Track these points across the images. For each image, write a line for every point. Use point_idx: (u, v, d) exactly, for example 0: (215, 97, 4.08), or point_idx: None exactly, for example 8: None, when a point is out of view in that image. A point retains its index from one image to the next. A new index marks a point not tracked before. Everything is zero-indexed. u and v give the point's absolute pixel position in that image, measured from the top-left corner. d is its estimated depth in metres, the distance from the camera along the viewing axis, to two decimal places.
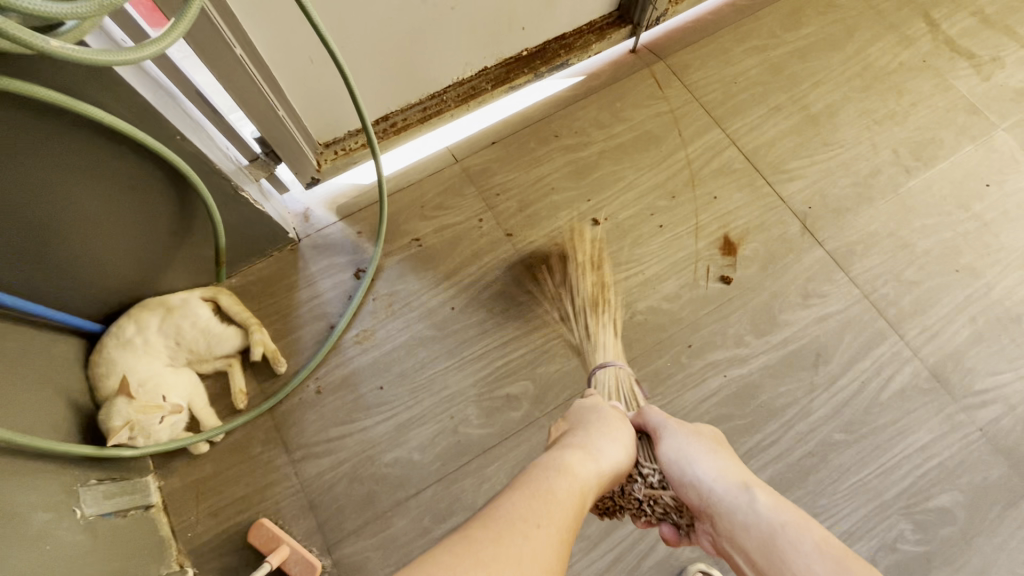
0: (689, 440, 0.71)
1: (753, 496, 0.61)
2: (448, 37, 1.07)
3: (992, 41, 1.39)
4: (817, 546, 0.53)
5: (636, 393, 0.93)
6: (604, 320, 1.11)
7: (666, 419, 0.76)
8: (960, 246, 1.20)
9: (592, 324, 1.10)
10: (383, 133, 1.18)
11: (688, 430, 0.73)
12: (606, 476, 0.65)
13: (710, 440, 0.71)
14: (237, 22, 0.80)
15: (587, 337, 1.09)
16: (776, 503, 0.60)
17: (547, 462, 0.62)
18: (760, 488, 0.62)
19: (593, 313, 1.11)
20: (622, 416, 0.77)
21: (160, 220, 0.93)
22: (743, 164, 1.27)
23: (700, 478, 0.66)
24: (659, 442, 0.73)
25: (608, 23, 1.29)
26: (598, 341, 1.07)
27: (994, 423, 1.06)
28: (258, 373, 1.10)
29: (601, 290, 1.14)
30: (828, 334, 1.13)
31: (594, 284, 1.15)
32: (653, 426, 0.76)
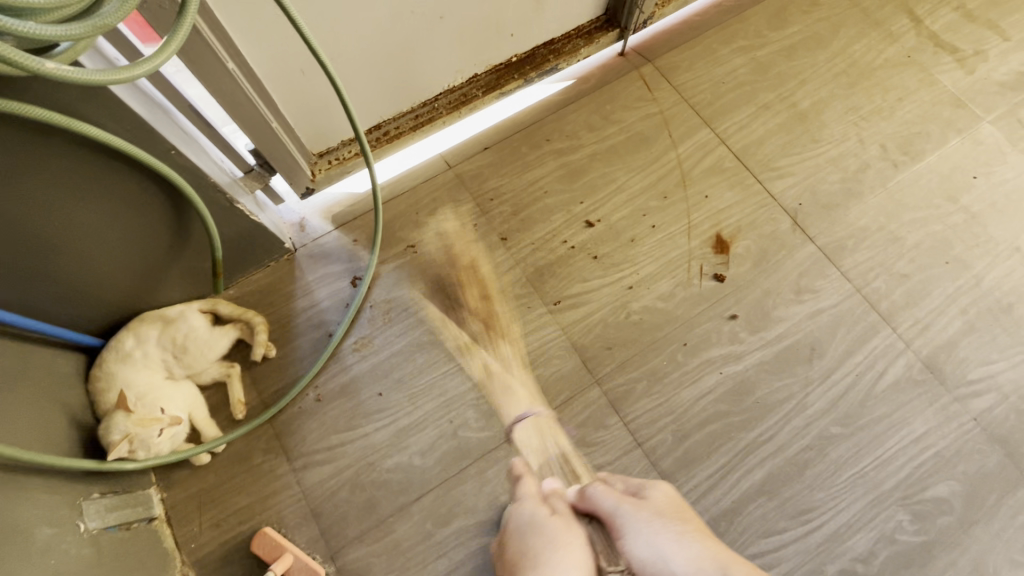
0: (656, 531, 0.63)
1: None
2: (437, 46, 1.08)
3: (975, 35, 1.41)
4: None
5: (568, 454, 1.06)
6: (502, 343, 1.13)
7: (618, 502, 0.69)
8: (949, 238, 1.21)
9: (490, 355, 1.12)
10: (376, 141, 1.19)
11: (650, 516, 0.66)
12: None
13: (664, 512, 0.68)
14: (229, 37, 0.82)
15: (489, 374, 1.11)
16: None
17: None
18: (735, 567, 0.59)
19: (487, 340, 1.14)
20: (568, 519, 0.70)
21: (155, 234, 0.94)
22: (733, 163, 1.28)
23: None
24: (617, 525, 0.66)
25: (596, 27, 1.31)
26: (495, 372, 1.11)
27: (987, 412, 1.08)
28: (258, 383, 1.11)
29: (489, 313, 1.16)
30: (822, 328, 1.14)
31: (480, 303, 1.17)
32: (606, 510, 0.68)
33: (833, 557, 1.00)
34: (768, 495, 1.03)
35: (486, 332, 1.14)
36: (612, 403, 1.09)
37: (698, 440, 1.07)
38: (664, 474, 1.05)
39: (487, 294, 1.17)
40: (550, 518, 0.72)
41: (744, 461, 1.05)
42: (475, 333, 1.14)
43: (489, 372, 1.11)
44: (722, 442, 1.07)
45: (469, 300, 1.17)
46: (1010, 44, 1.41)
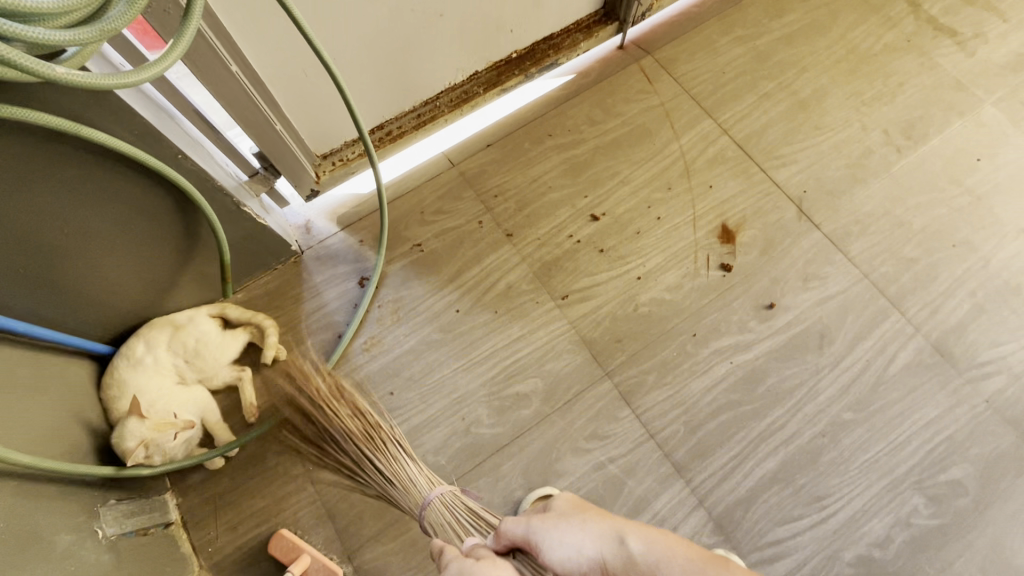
0: (558, 527, 0.60)
1: (632, 547, 0.55)
2: (438, 44, 1.08)
3: (974, 17, 1.41)
4: (690, 561, 0.52)
5: (470, 504, 0.83)
6: (390, 444, 0.88)
7: (528, 522, 0.63)
8: (955, 221, 1.21)
9: (384, 461, 0.86)
10: (379, 141, 1.19)
11: (552, 515, 0.62)
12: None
13: (573, 506, 0.63)
14: (232, 41, 0.82)
15: (390, 482, 0.85)
16: (653, 538, 0.55)
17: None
18: (633, 530, 0.57)
19: (372, 450, 0.87)
20: (486, 557, 0.63)
21: (164, 241, 0.94)
22: (736, 152, 1.28)
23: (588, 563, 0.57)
24: (534, 547, 0.61)
25: (595, 21, 1.31)
26: (401, 473, 0.85)
27: (999, 393, 1.07)
28: (269, 386, 1.11)
29: (364, 417, 0.90)
30: (831, 315, 1.14)
31: (352, 417, 0.89)
32: (522, 535, 0.63)
33: (849, 543, 0.99)
34: (783, 483, 1.03)
35: (369, 442, 0.87)
36: (623, 395, 1.09)
37: (710, 430, 1.07)
38: (678, 465, 1.05)
39: (351, 405, 0.91)
40: (477, 564, 0.61)
41: (756, 450, 1.05)
42: (356, 450, 0.87)
43: (390, 481, 0.85)
44: (734, 431, 1.07)
45: (339, 416, 0.89)
46: (1010, 25, 1.41)
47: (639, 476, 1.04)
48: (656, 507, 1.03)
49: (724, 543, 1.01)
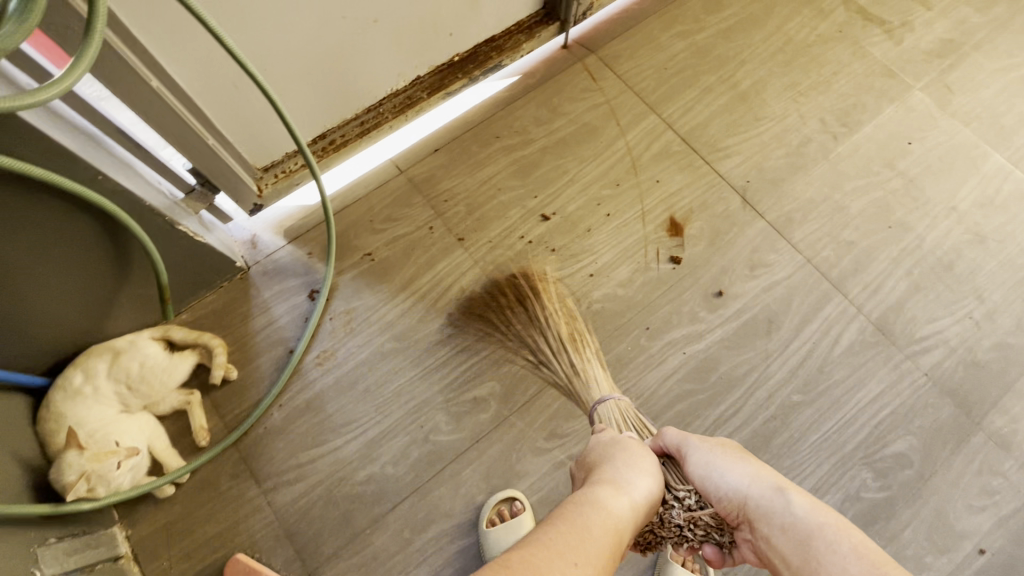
0: (717, 451, 0.72)
1: (791, 501, 0.64)
2: (375, 50, 1.07)
3: (900, 7, 1.47)
4: (857, 551, 0.57)
5: (642, 419, 0.91)
6: (587, 349, 1.06)
7: (683, 435, 0.76)
8: (890, 203, 1.26)
9: (577, 357, 1.03)
10: (321, 151, 1.17)
11: (714, 443, 0.74)
12: (642, 507, 0.66)
13: (733, 448, 0.73)
14: (150, 55, 0.79)
15: (578, 373, 1.01)
16: (811, 504, 0.64)
17: (578, 502, 0.63)
18: (793, 490, 0.66)
19: (572, 348, 1.05)
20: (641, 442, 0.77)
21: (94, 264, 0.90)
22: (681, 146, 1.31)
23: (734, 488, 0.68)
24: (684, 456, 0.74)
25: (536, 21, 1.31)
26: (589, 371, 1.00)
27: (938, 366, 1.12)
28: (219, 407, 1.08)
29: (572, 326, 1.09)
30: (777, 300, 1.17)
31: (563, 321, 1.09)
32: (674, 443, 0.76)
33: None
34: None
35: (571, 341, 1.06)
36: None
37: (667, 421, 1.09)
38: None
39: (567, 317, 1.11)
40: (629, 439, 0.77)
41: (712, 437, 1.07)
42: (558, 343, 1.06)
43: (577, 373, 1.02)
44: (689, 421, 1.08)
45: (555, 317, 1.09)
46: (933, 13, 1.47)
47: None
48: None
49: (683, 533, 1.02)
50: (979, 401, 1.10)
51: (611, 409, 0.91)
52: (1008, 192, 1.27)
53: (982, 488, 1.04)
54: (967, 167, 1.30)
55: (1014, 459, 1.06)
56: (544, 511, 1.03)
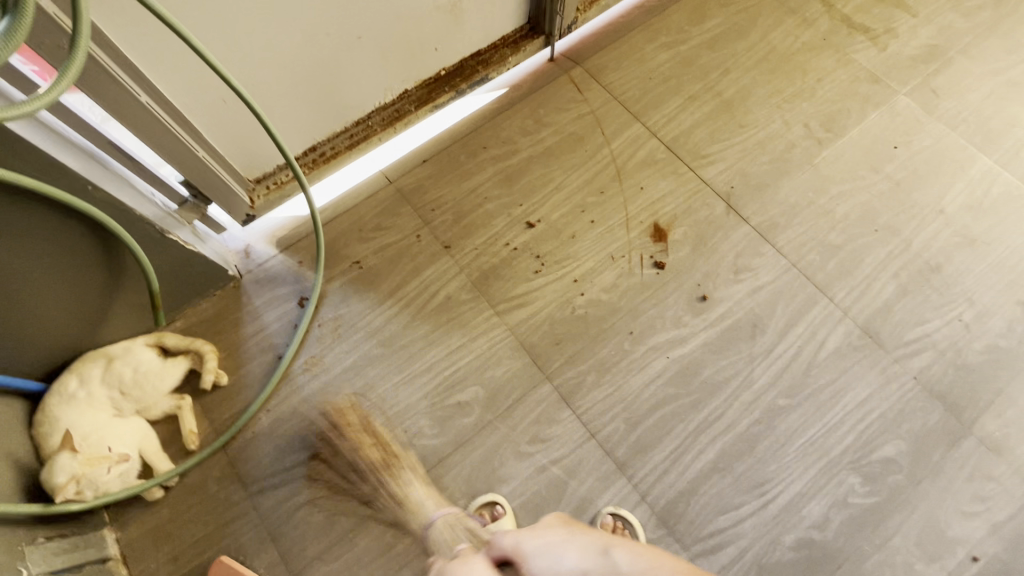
0: (542, 540, 0.71)
1: (616, 557, 0.64)
2: (361, 65, 1.11)
3: (884, 14, 1.49)
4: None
5: (472, 528, 0.93)
6: (403, 470, 1.04)
7: (516, 536, 0.73)
8: (876, 207, 1.26)
9: (393, 482, 1.02)
10: (311, 163, 1.21)
11: (538, 533, 0.73)
12: None
13: (560, 532, 0.73)
14: (140, 72, 0.83)
15: (400, 502, 1.01)
16: (642, 555, 0.64)
17: None
18: (619, 545, 0.66)
19: (386, 475, 1.03)
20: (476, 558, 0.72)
21: (87, 272, 0.94)
22: (665, 154, 1.32)
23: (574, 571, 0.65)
24: (522, 555, 0.70)
25: (521, 36, 1.35)
26: (411, 497, 1.01)
27: (926, 370, 1.11)
28: (210, 412, 1.10)
29: (385, 448, 1.06)
30: (762, 304, 1.17)
31: (375, 448, 1.06)
32: (508, 546, 0.72)
33: (788, 528, 1.01)
34: (723, 473, 1.05)
35: (385, 468, 1.03)
36: (564, 397, 1.10)
37: (649, 426, 1.08)
38: (619, 462, 1.06)
39: (382, 443, 1.07)
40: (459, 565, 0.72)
41: (695, 441, 1.07)
42: (375, 478, 1.03)
43: (400, 503, 1.01)
44: (672, 425, 1.08)
45: (364, 448, 1.05)
46: (918, 20, 1.48)
47: (581, 478, 1.05)
48: (599, 506, 1.03)
49: (667, 537, 1.01)
50: (970, 405, 1.08)
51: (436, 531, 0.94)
52: (997, 195, 1.27)
53: (974, 494, 1.02)
54: (955, 170, 1.30)
55: (1007, 464, 1.04)
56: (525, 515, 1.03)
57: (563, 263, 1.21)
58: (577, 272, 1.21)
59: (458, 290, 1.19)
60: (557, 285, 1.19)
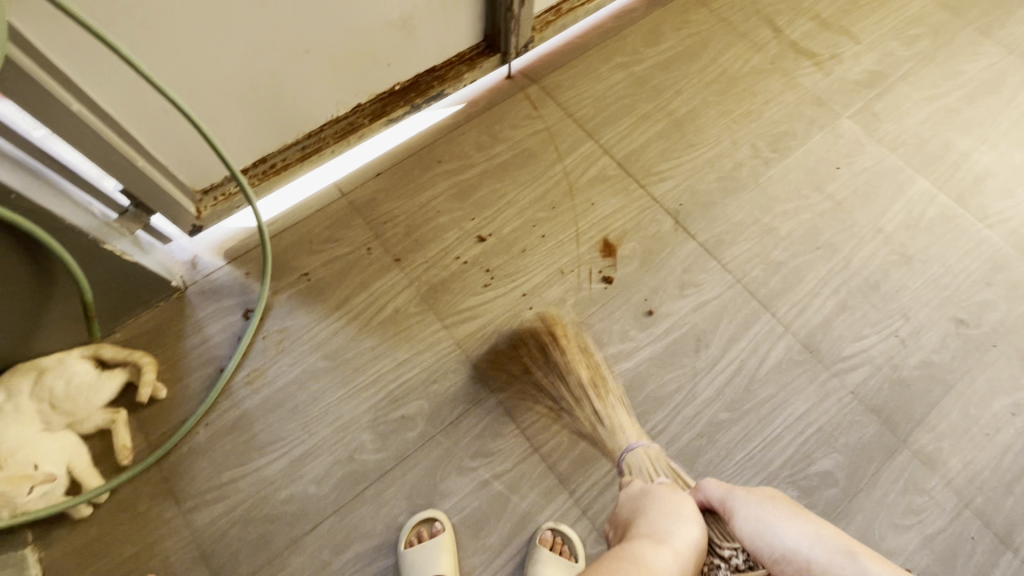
0: (766, 506, 0.74)
1: (866, 568, 0.63)
2: (310, 79, 1.12)
3: (830, 41, 1.55)
4: None
5: (672, 469, 1.00)
6: (610, 394, 1.10)
7: (727, 490, 0.79)
8: (819, 225, 1.29)
9: (598, 400, 1.09)
10: (261, 175, 1.21)
11: (751, 492, 0.77)
12: (685, 559, 0.71)
13: (793, 503, 0.73)
14: (70, 80, 0.82)
15: (603, 423, 1.07)
16: (885, 568, 0.62)
17: (619, 558, 0.70)
18: (865, 554, 0.65)
19: (594, 391, 1.10)
20: (681, 494, 0.82)
21: (13, 282, 0.91)
22: (617, 170, 1.35)
23: (796, 552, 0.68)
24: (728, 510, 0.77)
25: (477, 53, 1.38)
26: (613, 417, 1.07)
27: (863, 384, 1.13)
28: (145, 426, 1.07)
29: (594, 370, 1.13)
30: (706, 319, 1.18)
31: (581, 362, 1.13)
32: (716, 497, 0.79)
33: None
34: None
35: (595, 386, 1.10)
36: (508, 412, 1.10)
37: (593, 440, 1.09)
38: (562, 477, 1.06)
39: (590, 361, 1.14)
40: (661, 488, 0.84)
41: None
42: (580, 389, 1.10)
43: (600, 416, 1.07)
44: None
45: (571, 359, 1.13)
46: (861, 47, 1.55)
47: (523, 492, 1.05)
48: (540, 522, 1.03)
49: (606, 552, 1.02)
50: (905, 419, 1.10)
51: (636, 457, 1.00)
52: (933, 215, 1.31)
53: (907, 506, 1.04)
54: (894, 190, 1.34)
55: (939, 477, 1.06)
56: (465, 530, 1.02)
57: (512, 277, 1.22)
58: (527, 286, 1.21)
59: (407, 303, 1.19)
60: (506, 299, 1.19)
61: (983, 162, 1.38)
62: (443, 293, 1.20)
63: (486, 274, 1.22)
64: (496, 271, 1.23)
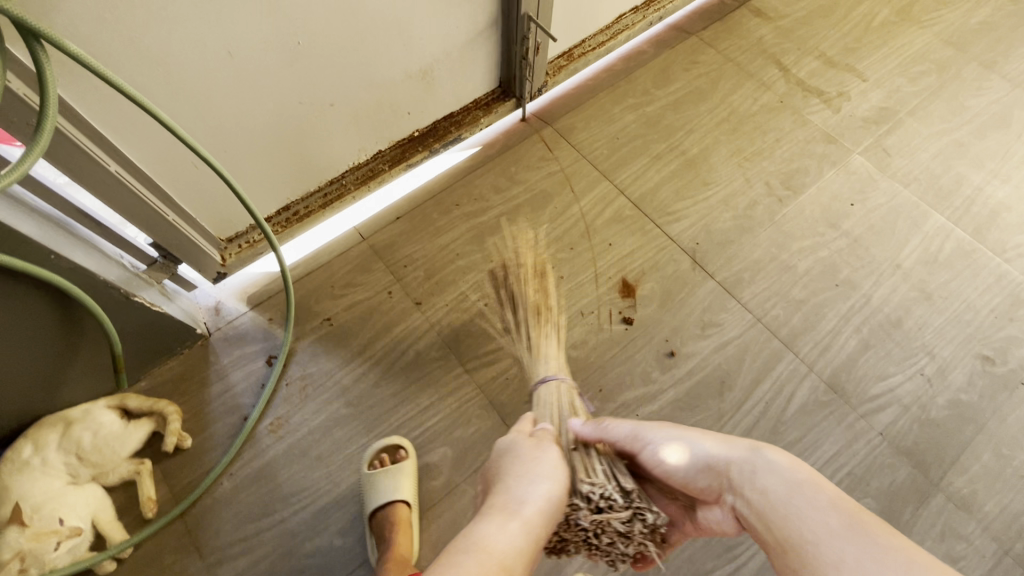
0: (675, 428, 0.71)
1: (769, 459, 0.62)
2: (334, 131, 1.15)
3: (836, 79, 1.59)
4: (835, 500, 0.56)
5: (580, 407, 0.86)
6: (549, 325, 1.03)
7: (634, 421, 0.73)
8: (836, 262, 1.30)
9: (535, 329, 1.02)
10: (284, 222, 1.23)
11: (659, 422, 0.73)
12: (535, 526, 0.59)
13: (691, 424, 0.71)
14: (111, 144, 0.85)
15: (532, 346, 1.00)
16: (787, 459, 0.62)
17: (458, 541, 0.56)
18: (769, 449, 0.64)
19: (535, 318, 1.03)
20: (547, 445, 0.71)
21: (45, 337, 0.92)
22: (633, 211, 1.37)
23: (708, 458, 0.67)
24: (638, 437, 0.72)
25: (493, 98, 1.42)
26: (543, 347, 0.98)
27: (892, 426, 1.12)
28: (169, 477, 1.07)
29: (544, 297, 1.06)
30: (728, 360, 1.18)
31: (536, 291, 1.07)
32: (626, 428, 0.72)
33: None
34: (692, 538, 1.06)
35: (535, 312, 1.04)
36: None
37: None
38: None
39: (541, 286, 1.08)
40: (534, 441, 0.71)
41: None
42: (524, 312, 1.05)
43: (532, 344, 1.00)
44: None
45: (528, 285, 1.07)
46: (868, 84, 1.58)
47: None
48: None
49: None
50: (937, 461, 1.08)
51: (548, 389, 0.87)
52: (951, 250, 1.31)
53: (946, 554, 1.01)
54: (910, 225, 1.35)
55: (977, 522, 1.04)
56: None
57: None
58: None
59: (428, 346, 1.19)
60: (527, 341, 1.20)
61: (997, 197, 1.39)
62: (465, 335, 1.21)
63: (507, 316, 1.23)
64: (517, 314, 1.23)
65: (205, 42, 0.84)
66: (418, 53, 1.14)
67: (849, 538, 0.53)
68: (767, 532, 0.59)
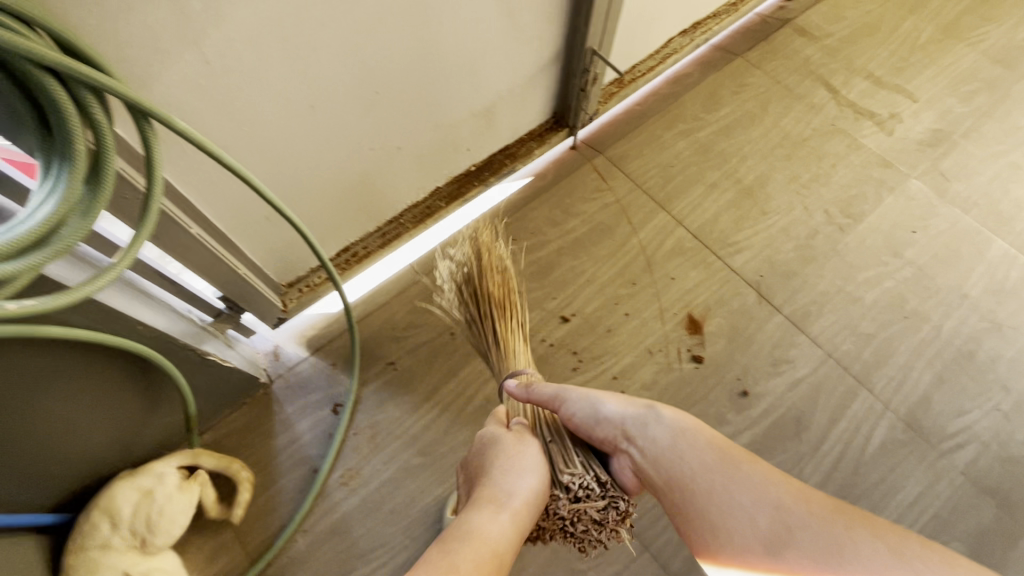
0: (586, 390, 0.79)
1: (660, 413, 0.74)
2: (398, 173, 1.12)
3: (887, 100, 1.56)
4: (709, 442, 0.69)
5: None
6: (514, 324, 0.95)
7: (557, 387, 0.81)
8: (903, 292, 1.28)
9: (500, 327, 0.93)
10: (344, 264, 1.19)
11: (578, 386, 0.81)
12: (522, 514, 0.68)
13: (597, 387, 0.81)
14: (192, 206, 0.82)
15: (499, 346, 0.93)
16: (671, 411, 0.74)
17: (454, 530, 0.66)
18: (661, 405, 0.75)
19: (500, 316, 0.94)
20: (521, 437, 0.79)
21: (122, 404, 0.89)
22: (693, 242, 1.34)
23: (613, 415, 0.76)
24: (562, 400, 0.79)
25: (546, 129, 1.39)
26: (511, 346, 0.92)
27: (973, 464, 1.10)
28: (242, 535, 1.04)
29: (506, 292, 0.97)
30: (803, 399, 1.16)
31: (499, 286, 0.96)
32: (552, 392, 0.80)
33: None
34: None
35: (500, 311, 0.94)
36: None
37: None
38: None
39: (503, 279, 0.98)
40: (508, 437, 0.79)
41: None
42: (487, 310, 0.94)
43: (495, 341, 0.93)
44: None
45: (489, 280, 0.95)
46: (919, 105, 1.56)
47: None
48: None
49: None
50: (1021, 501, 1.08)
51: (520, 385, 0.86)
52: (1017, 278, 1.30)
53: None
54: (974, 253, 1.33)
55: None
56: None
57: (599, 358, 1.21)
58: (614, 368, 1.20)
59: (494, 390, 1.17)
60: (596, 383, 1.18)
61: None
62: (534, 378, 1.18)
63: (574, 356, 1.21)
64: (585, 353, 1.21)
65: (290, 97, 0.80)
66: (484, 91, 1.11)
67: (724, 476, 0.65)
68: (655, 474, 0.70)
